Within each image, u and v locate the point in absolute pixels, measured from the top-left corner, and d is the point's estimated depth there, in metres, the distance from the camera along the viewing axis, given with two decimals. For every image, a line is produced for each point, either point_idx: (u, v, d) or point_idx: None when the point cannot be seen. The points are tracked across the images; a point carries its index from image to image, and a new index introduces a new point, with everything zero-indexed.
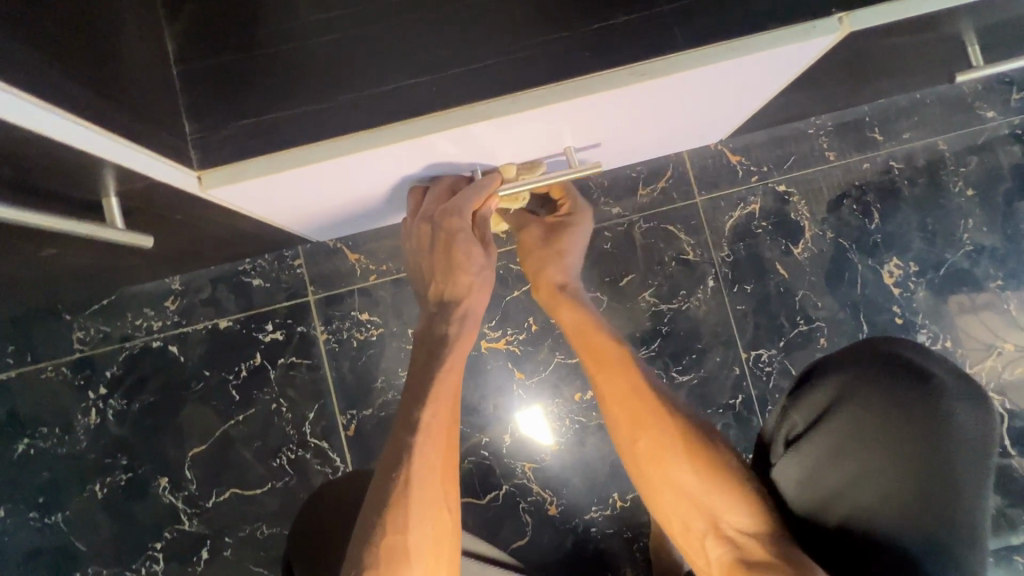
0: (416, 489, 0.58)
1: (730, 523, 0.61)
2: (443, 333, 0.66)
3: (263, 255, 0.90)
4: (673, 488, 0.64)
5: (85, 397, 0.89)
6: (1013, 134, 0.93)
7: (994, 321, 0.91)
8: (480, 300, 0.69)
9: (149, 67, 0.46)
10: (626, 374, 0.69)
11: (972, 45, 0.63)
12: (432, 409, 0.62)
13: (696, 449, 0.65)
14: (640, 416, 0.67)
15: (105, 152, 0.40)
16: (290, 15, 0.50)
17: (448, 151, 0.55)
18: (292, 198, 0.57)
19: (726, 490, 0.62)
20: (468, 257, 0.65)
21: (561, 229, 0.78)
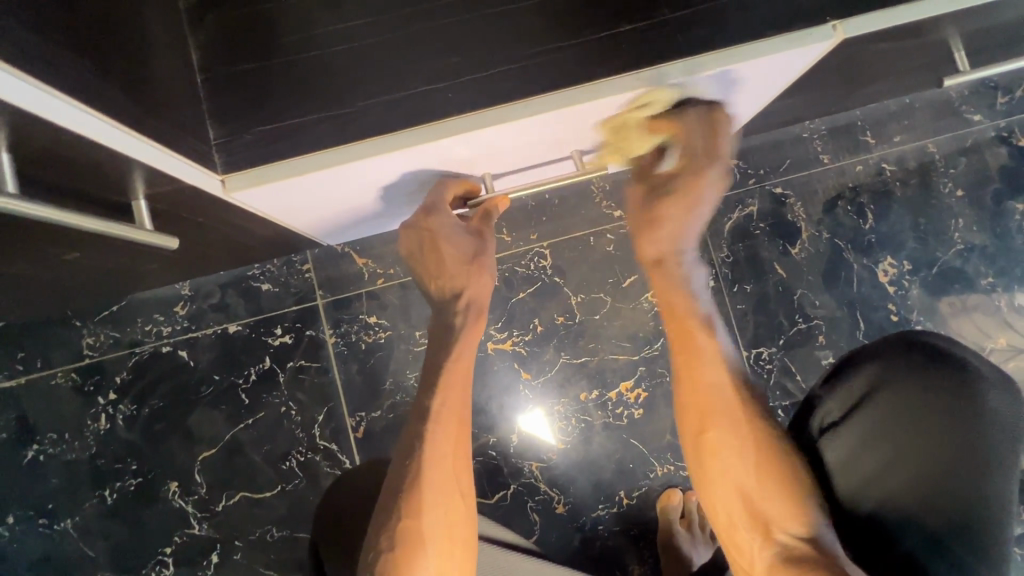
0: (432, 474, 0.60)
1: (784, 528, 0.59)
2: (451, 324, 0.68)
3: (272, 260, 0.92)
4: (726, 480, 0.63)
5: (94, 402, 0.90)
6: (999, 136, 0.96)
7: (988, 319, 0.94)
8: (482, 288, 0.69)
9: (176, 73, 0.48)
10: (711, 359, 0.66)
11: (958, 50, 0.66)
12: (443, 398, 0.64)
13: (761, 450, 0.62)
14: (714, 409, 0.64)
15: (137, 153, 0.42)
16: (311, 26, 0.52)
17: (461, 154, 0.57)
18: (309, 201, 0.58)
19: (785, 495, 0.60)
20: (457, 252, 0.67)
21: (662, 193, 0.64)
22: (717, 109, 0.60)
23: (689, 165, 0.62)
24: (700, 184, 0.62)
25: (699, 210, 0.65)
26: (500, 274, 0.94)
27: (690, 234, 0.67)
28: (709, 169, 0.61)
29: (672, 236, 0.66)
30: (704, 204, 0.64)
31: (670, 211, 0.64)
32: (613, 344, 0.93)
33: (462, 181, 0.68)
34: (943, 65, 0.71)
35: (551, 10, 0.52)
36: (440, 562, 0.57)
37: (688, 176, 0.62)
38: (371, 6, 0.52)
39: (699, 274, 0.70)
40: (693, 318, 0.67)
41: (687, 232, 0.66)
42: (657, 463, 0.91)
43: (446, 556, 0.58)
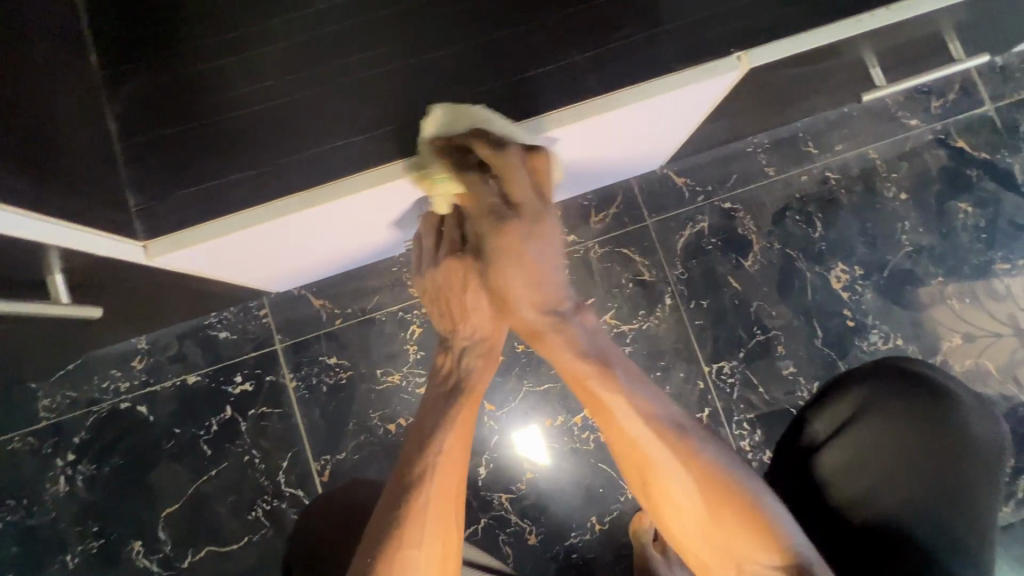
0: (432, 511, 0.58)
1: (757, 562, 0.53)
2: (469, 366, 0.67)
3: (228, 308, 0.92)
4: (685, 530, 0.56)
5: (53, 465, 0.88)
6: (937, 138, 0.99)
7: (944, 318, 0.95)
8: (501, 331, 0.69)
9: (92, 145, 0.49)
10: (614, 407, 0.57)
11: (873, 66, 0.68)
12: (453, 434, 0.63)
13: (709, 489, 0.54)
14: (646, 461, 0.56)
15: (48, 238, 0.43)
16: (227, 88, 0.53)
17: (389, 202, 0.57)
18: (240, 259, 0.58)
19: (744, 531, 0.53)
20: (491, 299, 0.65)
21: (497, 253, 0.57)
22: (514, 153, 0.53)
23: (494, 217, 0.55)
24: (523, 241, 0.56)
25: (547, 265, 0.59)
26: None
27: (558, 288, 0.60)
28: (513, 217, 0.55)
29: (533, 307, 0.60)
30: (535, 262, 0.58)
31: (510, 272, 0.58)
32: None
33: None
34: (862, 80, 0.74)
35: (465, 59, 0.53)
36: None
37: (529, 231, 0.56)
38: (287, 64, 0.53)
39: (579, 317, 0.61)
40: (589, 371, 0.59)
41: (549, 293, 0.60)
42: (627, 486, 0.91)
43: None
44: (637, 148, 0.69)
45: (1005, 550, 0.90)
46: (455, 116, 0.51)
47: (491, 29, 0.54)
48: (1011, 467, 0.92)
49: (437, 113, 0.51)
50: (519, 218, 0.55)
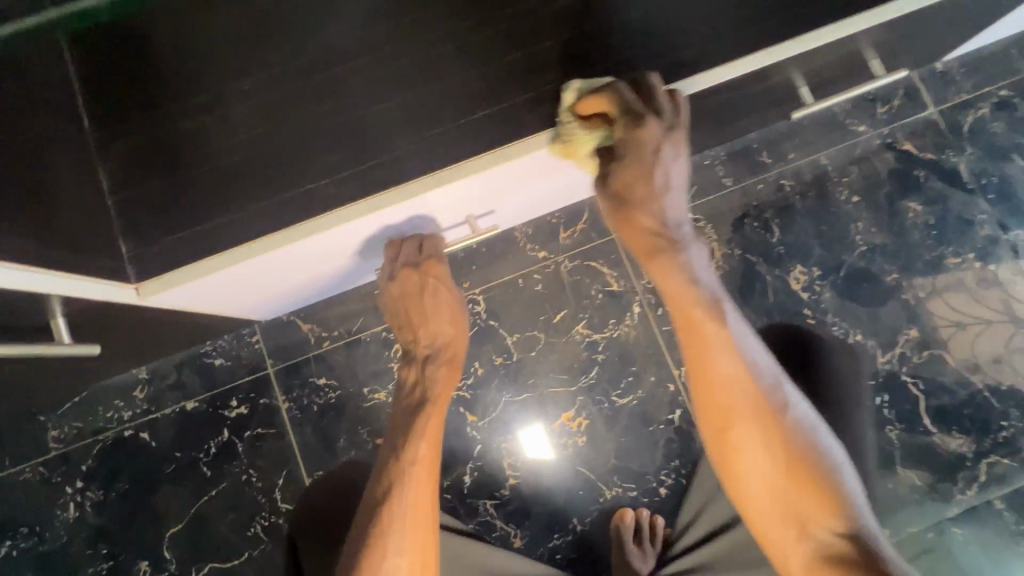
0: (411, 513, 0.65)
1: (821, 525, 0.57)
2: (434, 376, 0.77)
3: (222, 336, 0.97)
4: (760, 480, 0.61)
5: (63, 492, 0.94)
6: (884, 143, 1.05)
7: (900, 311, 1.00)
8: (459, 341, 0.80)
9: (88, 201, 0.55)
10: (719, 354, 0.63)
11: (800, 86, 0.74)
12: (426, 442, 0.71)
13: (793, 444, 0.60)
14: (735, 407, 0.62)
15: (56, 288, 0.49)
16: (205, 143, 0.59)
17: (354, 236, 0.63)
18: (223, 294, 0.64)
19: (815, 493, 0.58)
20: (445, 301, 0.78)
21: (628, 154, 0.57)
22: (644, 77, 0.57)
23: (634, 119, 0.55)
24: (660, 139, 0.56)
25: (671, 174, 0.60)
26: None
27: (677, 208, 0.62)
28: (651, 118, 0.55)
29: (653, 216, 0.61)
30: (667, 180, 0.60)
31: (642, 185, 0.59)
32: (550, 378, 0.98)
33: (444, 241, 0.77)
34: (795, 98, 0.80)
35: (416, 106, 0.59)
36: None
37: (666, 134, 0.56)
38: (258, 116, 0.59)
39: (696, 250, 0.64)
40: (697, 306, 0.63)
41: (669, 207, 0.61)
42: (605, 487, 0.95)
43: None
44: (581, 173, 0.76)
45: (969, 532, 0.95)
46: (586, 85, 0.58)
47: (440, 76, 0.60)
48: (972, 452, 0.96)
49: (575, 88, 0.58)
50: (658, 117, 0.56)
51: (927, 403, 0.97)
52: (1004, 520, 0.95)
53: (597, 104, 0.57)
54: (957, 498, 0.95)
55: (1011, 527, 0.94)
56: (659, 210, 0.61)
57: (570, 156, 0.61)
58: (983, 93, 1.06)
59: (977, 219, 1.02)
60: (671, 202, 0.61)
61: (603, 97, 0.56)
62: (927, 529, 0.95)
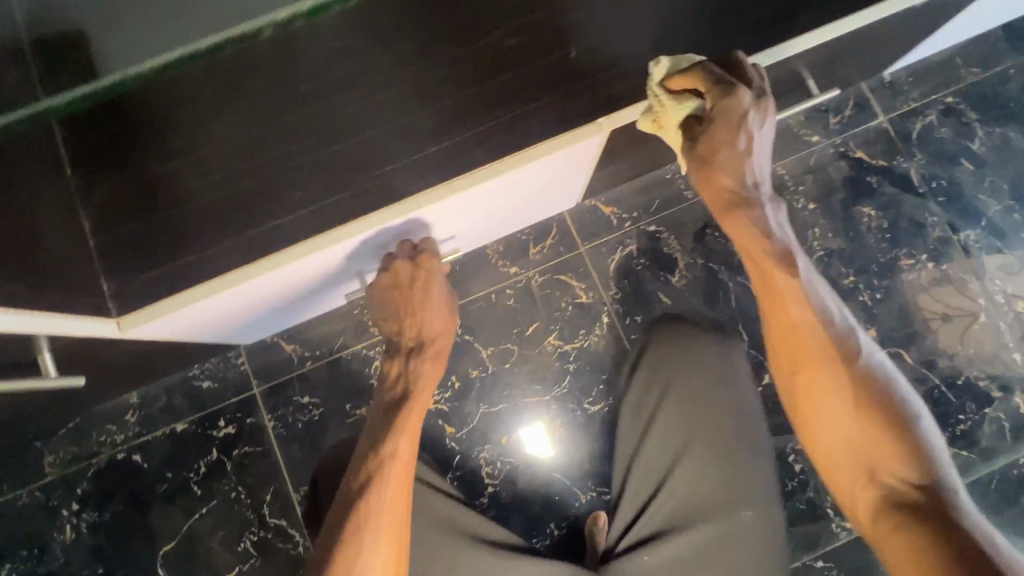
0: (384, 510, 0.67)
1: (892, 473, 0.60)
2: (417, 372, 0.80)
3: (209, 359, 1.02)
4: (830, 426, 0.63)
5: (59, 515, 0.98)
6: (838, 152, 1.10)
7: (857, 313, 1.04)
8: (445, 340, 0.84)
9: (71, 244, 0.59)
10: (791, 303, 0.66)
11: None
12: (405, 439, 0.73)
13: (868, 390, 0.62)
14: (810, 353, 0.65)
15: (56, 329, 0.54)
16: (179, 186, 0.63)
17: (319, 267, 0.70)
18: (200, 324, 0.70)
19: (887, 441, 0.60)
20: (439, 295, 0.82)
21: (719, 118, 0.63)
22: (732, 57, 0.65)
23: (725, 90, 0.62)
24: (748, 106, 0.62)
25: (755, 139, 0.66)
26: None
27: (755, 169, 0.68)
28: (742, 86, 0.62)
29: (734, 176, 0.67)
30: (751, 147, 0.66)
31: (728, 152, 0.65)
32: (525, 388, 1.02)
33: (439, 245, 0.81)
34: None
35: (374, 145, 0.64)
36: None
37: (755, 103, 0.63)
38: (229, 159, 0.64)
39: (767, 206, 0.69)
40: (771, 254, 0.67)
41: (750, 167, 0.67)
42: (580, 492, 0.99)
43: None
44: (534, 200, 0.83)
45: None
46: (674, 62, 0.64)
47: (398, 117, 0.65)
48: None
49: (663, 63, 0.64)
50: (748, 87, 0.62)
51: None
52: None
53: (688, 81, 0.64)
54: None
55: None
56: (740, 170, 0.67)
57: (662, 127, 0.68)
58: (930, 101, 1.11)
59: (928, 221, 1.07)
60: (745, 162, 0.67)
61: (697, 73, 0.63)
62: None
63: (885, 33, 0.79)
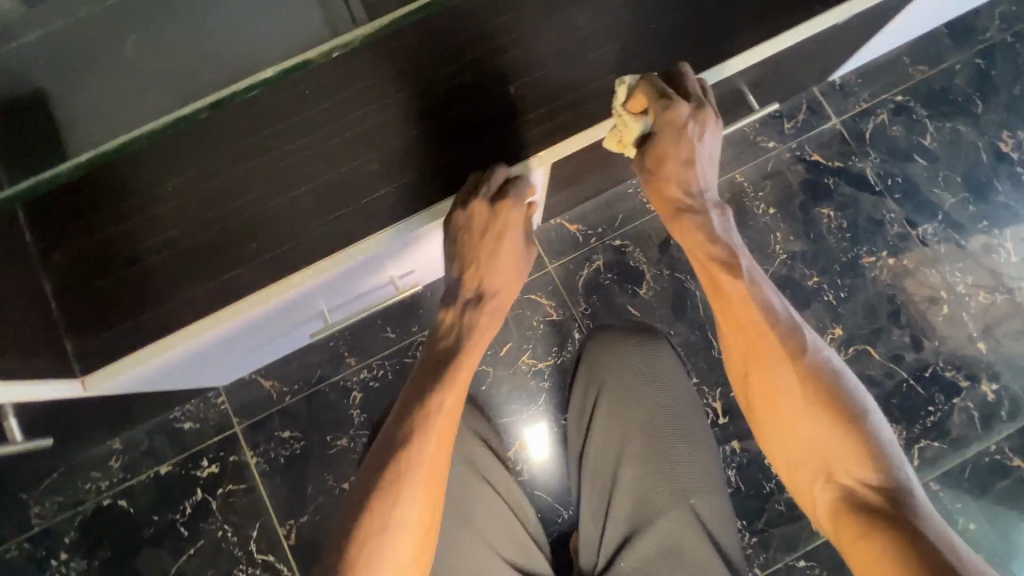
0: (422, 465, 0.65)
1: (848, 473, 0.58)
2: (474, 325, 0.76)
3: (188, 401, 1.03)
4: (785, 426, 0.61)
5: (49, 565, 0.99)
6: (794, 156, 1.12)
7: (822, 312, 1.07)
8: (506, 297, 0.79)
9: (31, 309, 0.60)
10: (737, 302, 0.66)
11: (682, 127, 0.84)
12: (452, 394, 0.70)
13: (820, 387, 0.61)
14: (759, 351, 0.64)
15: (24, 395, 0.56)
16: (136, 243, 0.65)
17: (278, 315, 0.73)
18: (166, 375, 0.72)
19: (840, 440, 0.58)
20: (513, 247, 0.77)
21: (664, 131, 0.68)
22: (678, 69, 0.69)
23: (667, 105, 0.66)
24: (688, 121, 0.67)
25: (696, 149, 0.71)
26: (389, 368, 1.05)
27: (703, 179, 0.73)
28: (681, 103, 0.66)
29: (679, 186, 0.72)
30: (698, 158, 0.72)
31: (674, 167, 0.72)
32: (501, 409, 1.04)
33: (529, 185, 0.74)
34: None
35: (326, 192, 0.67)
36: (416, 546, 0.63)
37: (696, 115, 0.67)
38: (184, 219, 0.65)
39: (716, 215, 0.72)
40: (713, 256, 0.69)
41: (694, 177, 0.73)
42: (562, 508, 1.01)
43: (422, 539, 0.64)
44: None
45: None
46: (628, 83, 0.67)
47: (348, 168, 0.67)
48: (903, 438, 1.03)
49: (627, 82, 0.66)
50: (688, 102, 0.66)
51: None
52: (939, 500, 1.01)
53: (638, 102, 0.68)
54: None
55: (945, 506, 1.01)
56: (687, 180, 0.73)
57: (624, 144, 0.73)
58: (880, 101, 1.14)
59: (886, 219, 1.10)
60: (692, 171, 0.72)
61: (642, 92, 0.66)
62: None
63: (816, 47, 0.82)
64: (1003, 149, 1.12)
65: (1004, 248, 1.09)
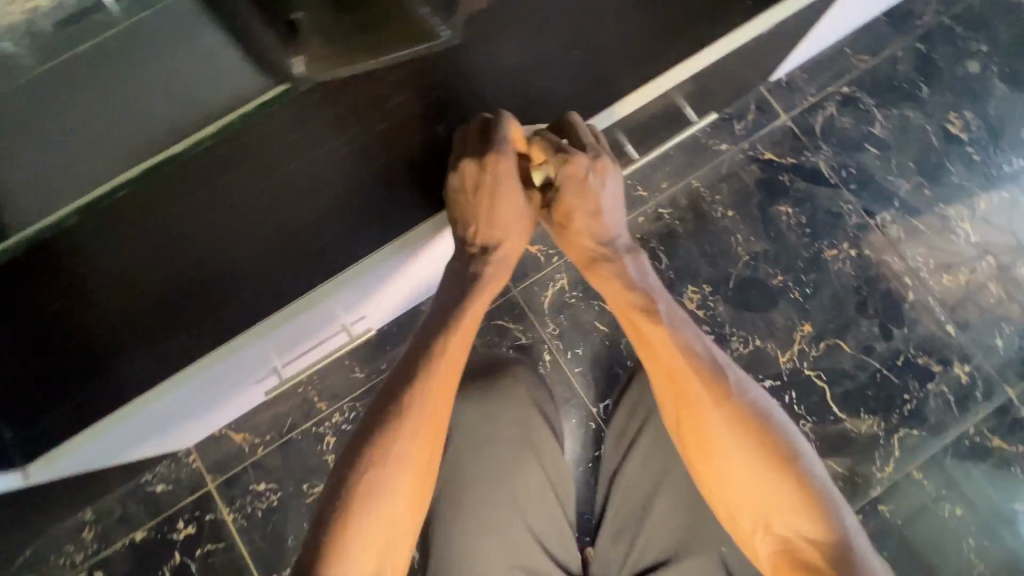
0: (422, 404, 0.65)
1: (789, 527, 0.57)
2: (478, 274, 0.73)
3: (158, 463, 1.01)
4: (723, 478, 0.60)
5: None
6: (747, 156, 1.12)
7: (790, 310, 1.06)
8: (515, 245, 0.75)
9: None
10: (665, 352, 0.64)
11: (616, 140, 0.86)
12: (456, 337, 0.69)
13: (754, 435, 0.59)
14: (691, 402, 0.61)
15: None
16: None
17: (229, 377, 0.72)
18: (115, 449, 0.71)
19: (778, 493, 0.57)
20: (513, 203, 0.71)
21: (566, 184, 0.70)
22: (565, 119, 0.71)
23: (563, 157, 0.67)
24: (586, 172, 0.68)
25: (602, 198, 0.73)
26: (361, 409, 1.04)
27: (615, 228, 0.75)
28: (577, 154, 0.67)
29: (592, 237, 0.73)
30: (607, 207, 0.73)
31: (582, 219, 0.73)
32: None
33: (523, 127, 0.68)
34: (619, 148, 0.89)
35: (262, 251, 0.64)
36: (408, 488, 0.62)
37: (592, 165, 0.68)
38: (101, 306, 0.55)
39: (634, 262, 0.74)
40: (631, 303, 0.69)
41: (604, 227, 0.74)
42: None
43: (416, 478, 0.63)
44: (430, 274, 0.89)
45: (894, 508, 1.00)
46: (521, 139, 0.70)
47: (295, 242, 0.62)
48: (882, 429, 1.02)
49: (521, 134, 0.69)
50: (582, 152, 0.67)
51: (832, 392, 1.03)
52: (924, 488, 1.01)
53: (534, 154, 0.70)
54: (877, 477, 1.01)
55: (930, 494, 1.00)
56: (601, 229, 0.74)
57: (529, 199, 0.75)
58: (827, 94, 1.14)
59: (844, 210, 1.10)
60: (603, 220, 0.74)
61: (537, 145, 0.69)
62: (856, 513, 1.00)
63: (746, 52, 0.82)
64: (952, 130, 1.13)
65: (962, 229, 1.09)
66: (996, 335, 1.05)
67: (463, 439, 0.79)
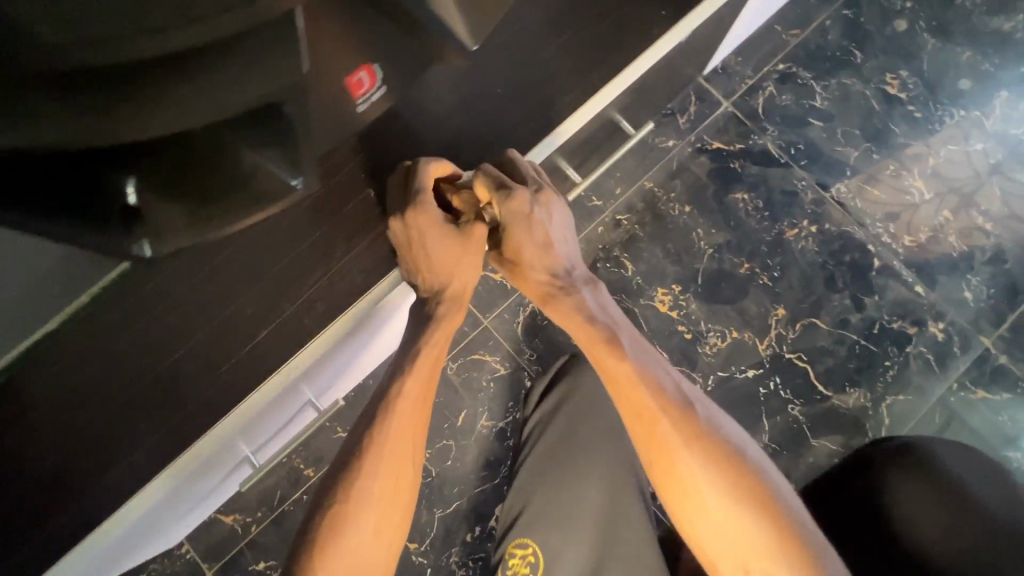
0: (387, 443, 0.64)
1: (764, 565, 0.58)
2: (431, 314, 0.69)
3: (150, 561, 0.97)
4: (699, 519, 0.60)
5: None
6: (695, 149, 1.11)
7: (761, 296, 1.06)
8: (464, 283, 0.71)
9: None
10: (635, 395, 0.63)
11: (558, 164, 0.85)
12: (412, 378, 0.67)
13: (729, 476, 0.59)
14: (665, 446, 0.61)
15: None
16: None
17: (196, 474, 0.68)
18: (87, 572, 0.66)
19: (752, 534, 0.58)
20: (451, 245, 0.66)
21: (512, 222, 0.65)
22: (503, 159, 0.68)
23: (506, 193, 0.62)
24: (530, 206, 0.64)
25: (551, 229, 0.68)
26: None
27: (567, 259, 0.71)
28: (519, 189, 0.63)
29: (544, 271, 0.69)
30: (555, 237, 0.69)
31: (533, 254, 0.68)
32: (473, 479, 1.01)
33: (442, 165, 0.62)
34: (563, 169, 0.88)
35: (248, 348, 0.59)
36: (377, 528, 0.62)
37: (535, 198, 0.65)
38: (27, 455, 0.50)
39: (590, 291, 0.70)
40: (594, 338, 0.66)
41: (556, 259, 0.69)
42: None
43: (386, 517, 0.63)
44: (392, 333, 0.86)
45: None
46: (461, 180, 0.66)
47: (239, 339, 0.56)
48: (868, 400, 1.03)
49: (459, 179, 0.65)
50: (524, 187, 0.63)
51: (815, 370, 1.03)
52: None
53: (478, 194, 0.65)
54: None
55: None
56: (552, 262, 0.69)
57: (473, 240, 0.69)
58: (764, 73, 1.14)
59: (799, 187, 1.10)
60: (552, 252, 0.69)
61: (480, 183, 0.64)
62: None
63: (673, 54, 0.81)
64: (891, 92, 1.13)
65: (916, 187, 1.10)
66: (964, 288, 1.06)
67: (565, 422, 0.82)
